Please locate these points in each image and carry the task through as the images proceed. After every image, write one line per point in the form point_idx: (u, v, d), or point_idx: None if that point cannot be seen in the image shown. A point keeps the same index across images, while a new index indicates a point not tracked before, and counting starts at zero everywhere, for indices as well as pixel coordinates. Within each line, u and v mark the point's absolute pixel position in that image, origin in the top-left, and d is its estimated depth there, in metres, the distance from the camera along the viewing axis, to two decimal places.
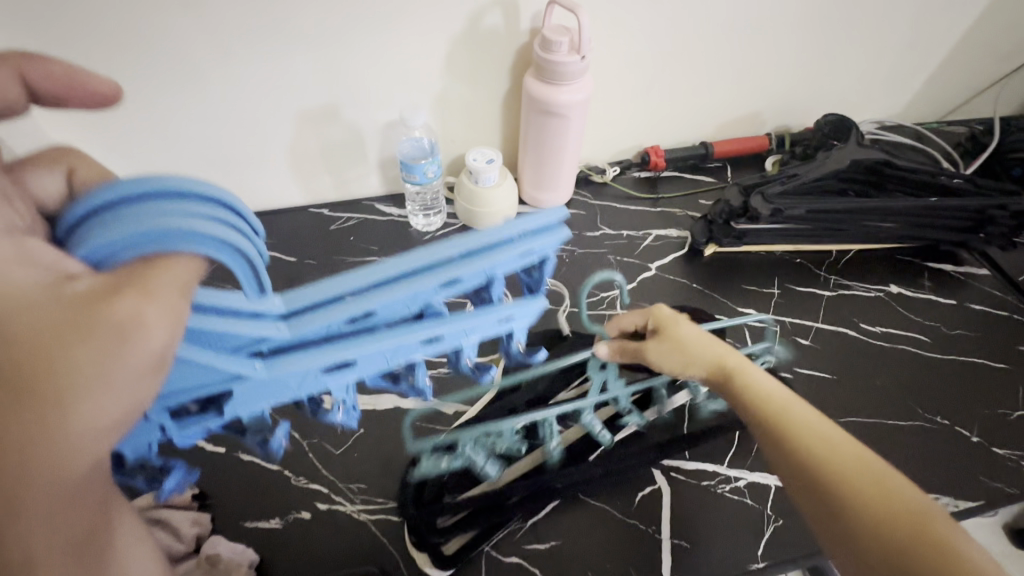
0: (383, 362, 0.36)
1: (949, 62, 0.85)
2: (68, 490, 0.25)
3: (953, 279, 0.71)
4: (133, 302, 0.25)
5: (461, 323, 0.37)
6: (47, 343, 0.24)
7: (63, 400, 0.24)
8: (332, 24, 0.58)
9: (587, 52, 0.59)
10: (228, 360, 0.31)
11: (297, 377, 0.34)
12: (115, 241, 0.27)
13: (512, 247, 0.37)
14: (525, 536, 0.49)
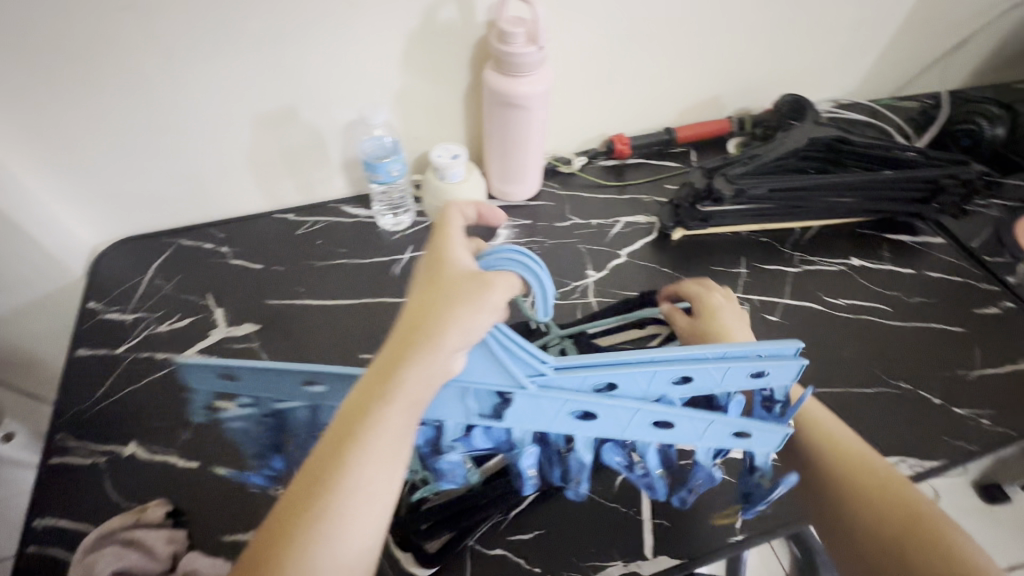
0: (617, 424, 0.43)
1: (898, 39, 0.87)
2: (389, 432, 0.36)
3: (910, 249, 0.74)
4: (489, 286, 0.40)
5: (695, 418, 0.43)
6: (431, 305, 0.39)
7: (427, 350, 0.38)
8: (284, 26, 0.57)
9: (543, 42, 0.59)
10: (526, 371, 0.41)
11: (549, 410, 0.42)
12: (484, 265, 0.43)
13: (751, 362, 0.42)
14: (508, 528, 0.49)
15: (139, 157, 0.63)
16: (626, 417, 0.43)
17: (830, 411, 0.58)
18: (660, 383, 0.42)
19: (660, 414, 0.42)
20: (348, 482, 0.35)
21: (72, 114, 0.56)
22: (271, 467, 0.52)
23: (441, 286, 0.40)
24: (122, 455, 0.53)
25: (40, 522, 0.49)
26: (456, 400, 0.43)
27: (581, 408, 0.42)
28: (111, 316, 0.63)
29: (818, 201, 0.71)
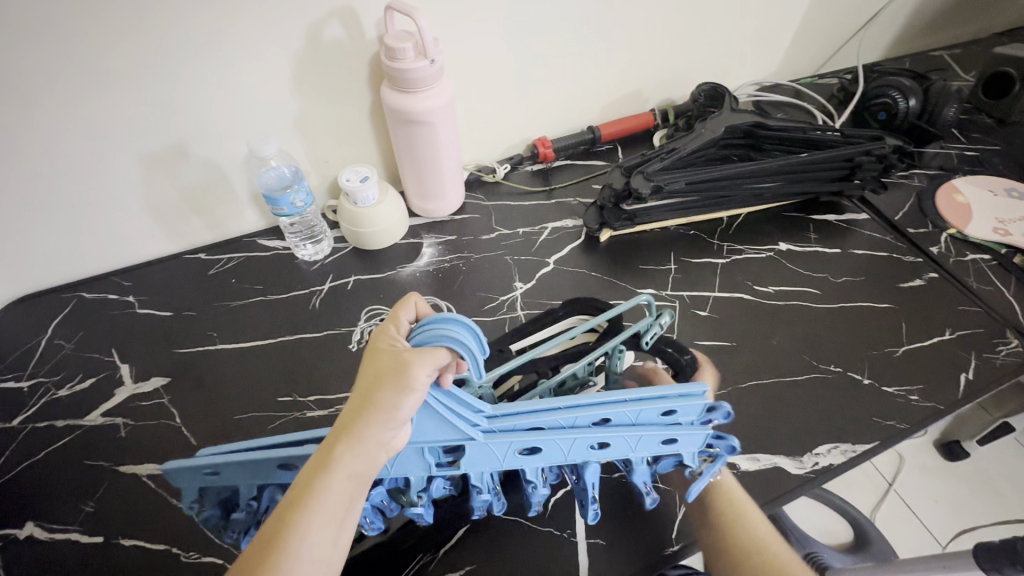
0: (558, 454, 0.40)
1: (810, 17, 0.87)
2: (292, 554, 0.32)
3: (837, 228, 0.74)
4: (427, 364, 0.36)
5: (630, 441, 0.40)
6: (357, 401, 0.36)
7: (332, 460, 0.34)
8: (156, 60, 0.53)
9: (435, 54, 0.57)
10: (466, 422, 0.39)
11: (496, 452, 0.39)
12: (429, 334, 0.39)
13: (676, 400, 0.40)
14: (438, 567, 0.47)
15: (18, 212, 0.58)
16: (566, 450, 0.40)
17: (762, 403, 0.57)
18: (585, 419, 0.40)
19: (594, 440, 0.39)
20: None
21: None
22: (184, 532, 0.49)
23: (383, 358, 0.37)
24: (18, 538, 0.49)
25: None
26: (413, 457, 0.40)
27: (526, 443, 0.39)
28: (5, 385, 0.60)
29: (741, 189, 0.70)
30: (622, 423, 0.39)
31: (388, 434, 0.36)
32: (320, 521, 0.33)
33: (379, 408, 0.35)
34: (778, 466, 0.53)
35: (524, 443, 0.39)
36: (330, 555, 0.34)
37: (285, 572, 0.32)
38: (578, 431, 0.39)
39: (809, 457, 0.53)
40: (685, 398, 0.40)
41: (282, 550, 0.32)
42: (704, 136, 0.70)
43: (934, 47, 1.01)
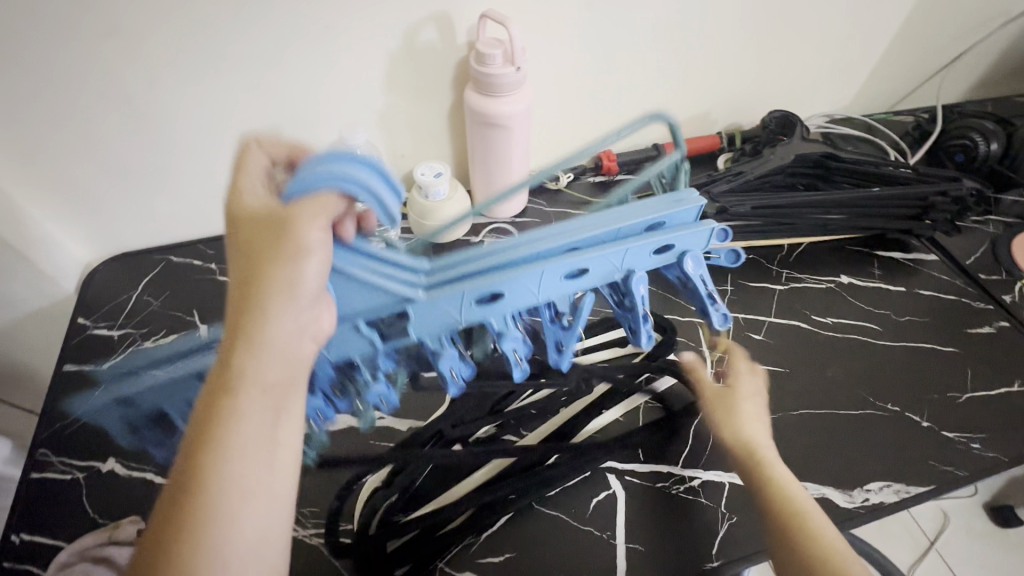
0: (531, 294, 0.39)
1: (891, 53, 0.86)
2: (237, 461, 0.30)
3: (903, 266, 0.72)
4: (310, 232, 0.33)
5: (615, 258, 0.39)
6: (241, 290, 0.33)
7: (257, 355, 0.32)
8: (270, 49, 0.58)
9: (521, 62, 0.60)
10: (402, 281, 0.38)
11: (450, 307, 0.39)
12: (310, 180, 0.34)
13: (653, 223, 0.40)
14: (479, 550, 0.49)
15: (128, 176, 0.63)
16: (548, 282, 0.39)
17: (813, 433, 0.56)
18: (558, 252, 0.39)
19: (568, 266, 0.38)
20: (191, 534, 0.28)
21: (64, 137, 0.58)
22: None
23: (269, 239, 0.33)
24: (101, 471, 0.54)
25: (18, 538, 0.49)
26: (352, 336, 0.39)
27: (490, 289, 0.38)
28: (98, 332, 0.65)
29: (806, 219, 0.70)
30: (597, 243, 0.39)
31: (297, 321, 0.33)
32: (247, 446, 0.31)
33: (281, 291, 0.32)
34: (826, 496, 0.52)
35: (478, 288, 0.38)
36: (276, 475, 0.32)
37: (228, 515, 0.29)
38: (573, 242, 0.39)
39: (860, 492, 0.52)
40: (598, 236, 0.39)
41: (210, 492, 0.29)
42: (774, 162, 0.70)
43: (1022, 94, 0.98)
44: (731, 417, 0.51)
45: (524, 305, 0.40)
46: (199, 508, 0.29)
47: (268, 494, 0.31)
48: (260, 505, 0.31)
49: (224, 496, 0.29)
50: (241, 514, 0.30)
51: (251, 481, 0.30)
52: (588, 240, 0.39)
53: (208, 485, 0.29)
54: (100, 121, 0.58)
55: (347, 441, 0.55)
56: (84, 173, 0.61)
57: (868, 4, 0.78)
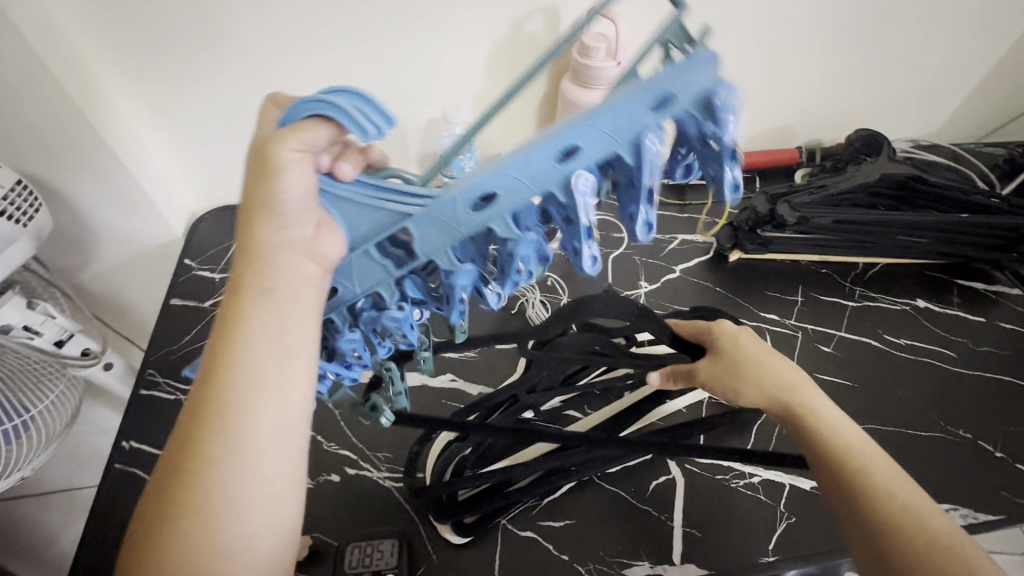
0: (525, 190, 0.30)
1: (991, 81, 0.83)
2: (242, 365, 0.32)
3: (983, 297, 0.71)
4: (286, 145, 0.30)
5: (610, 125, 0.29)
6: (245, 204, 0.32)
7: (264, 265, 0.32)
8: (387, 30, 0.62)
9: (623, 58, 0.63)
10: (398, 199, 0.33)
11: (443, 216, 0.32)
12: (294, 109, 0.31)
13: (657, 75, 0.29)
14: (541, 513, 0.51)
15: (243, 135, 0.69)
16: (535, 170, 0.30)
17: (879, 448, 0.56)
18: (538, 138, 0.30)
19: (546, 149, 0.29)
20: (213, 424, 0.31)
21: (198, 94, 0.64)
22: (327, 425, 0.56)
23: (257, 155, 0.31)
24: None
25: (127, 445, 0.55)
26: (370, 265, 0.35)
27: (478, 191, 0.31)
28: (201, 274, 0.71)
29: (882, 238, 0.69)
30: (577, 115, 0.29)
31: (288, 235, 0.32)
32: (253, 350, 0.32)
33: (263, 210, 0.31)
34: None
35: (469, 188, 0.31)
36: (284, 378, 0.33)
37: (243, 406, 0.31)
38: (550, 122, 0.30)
39: None
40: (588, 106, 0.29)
41: (223, 385, 0.32)
42: (857, 178, 0.69)
43: None
44: (764, 371, 0.44)
45: (522, 206, 0.32)
46: (218, 403, 0.31)
47: (279, 393, 0.32)
48: (267, 403, 0.32)
49: (236, 389, 0.32)
50: (253, 407, 0.32)
51: (262, 379, 0.32)
52: (577, 115, 0.29)
53: (221, 380, 0.32)
54: (230, 83, 0.64)
55: (419, 397, 0.59)
56: (209, 129, 0.67)
57: (972, 29, 0.76)
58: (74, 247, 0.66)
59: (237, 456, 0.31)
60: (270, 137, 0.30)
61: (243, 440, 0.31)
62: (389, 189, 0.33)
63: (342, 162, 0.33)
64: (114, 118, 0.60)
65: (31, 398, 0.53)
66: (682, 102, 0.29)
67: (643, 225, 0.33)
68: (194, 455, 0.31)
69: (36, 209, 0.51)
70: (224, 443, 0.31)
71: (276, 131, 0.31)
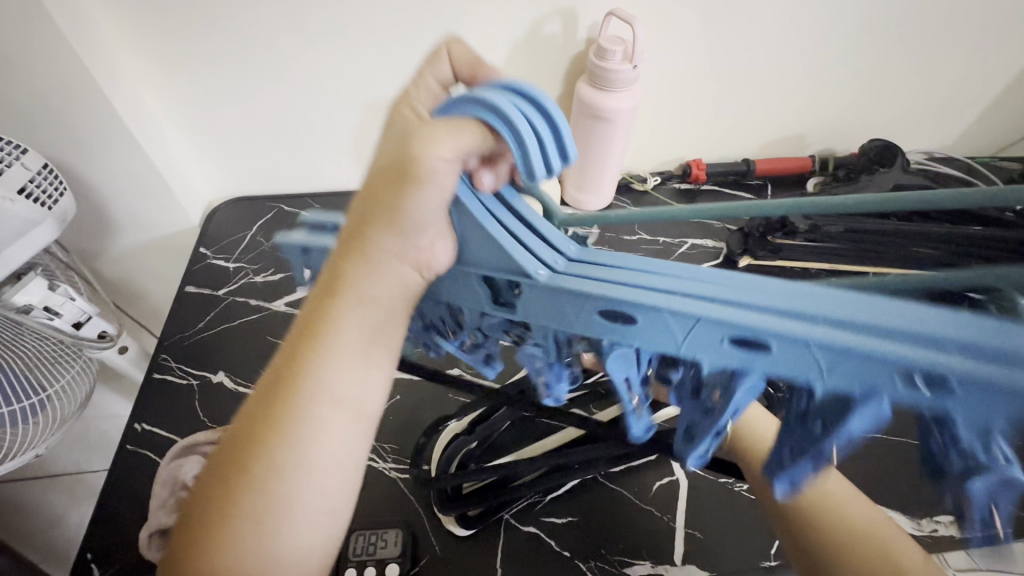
0: (679, 341, 0.26)
1: (1008, 95, 0.83)
2: (322, 379, 0.31)
3: None
4: (437, 156, 0.27)
5: (879, 342, 0.22)
6: (362, 199, 0.30)
7: (355, 266, 0.30)
8: (407, 28, 0.63)
9: (639, 61, 0.63)
10: (525, 253, 0.29)
11: (557, 309, 0.29)
12: (460, 103, 0.29)
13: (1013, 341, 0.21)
14: (544, 509, 0.51)
15: (262, 127, 0.70)
16: (706, 340, 0.26)
17: (884, 458, 0.56)
18: (756, 305, 0.25)
19: (743, 324, 0.24)
20: (284, 433, 0.30)
21: (220, 87, 0.65)
22: None
23: (394, 155, 0.28)
24: (211, 381, 0.60)
25: (139, 427, 0.56)
26: (460, 287, 0.32)
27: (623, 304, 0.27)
28: (216, 263, 0.72)
29: (894, 249, 0.67)
30: (831, 309, 0.23)
31: (397, 245, 0.30)
32: (337, 361, 0.31)
33: (387, 219, 0.29)
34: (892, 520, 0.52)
35: (610, 299, 0.27)
36: (363, 392, 0.32)
37: (314, 418, 0.30)
38: (804, 307, 0.24)
39: (929, 522, 0.52)
40: (877, 320, 0.23)
41: (300, 392, 0.30)
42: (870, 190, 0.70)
43: None
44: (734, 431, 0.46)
45: (655, 346, 0.27)
46: (293, 413, 0.30)
47: (352, 411, 0.31)
48: (342, 417, 0.31)
49: (313, 401, 0.30)
50: (326, 422, 0.31)
51: (343, 392, 0.31)
52: (842, 320, 0.23)
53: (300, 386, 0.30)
54: (252, 77, 0.65)
55: (426, 391, 0.59)
56: (229, 121, 0.68)
57: (990, 43, 0.76)
58: (94, 232, 0.67)
59: (298, 472, 0.30)
60: (420, 132, 0.28)
61: (309, 455, 0.30)
62: (511, 241, 0.30)
63: (489, 171, 0.31)
64: (136, 106, 0.62)
65: (48, 377, 0.55)
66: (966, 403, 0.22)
67: (696, 455, 0.31)
68: (256, 456, 0.30)
69: (61, 192, 0.52)
70: (291, 456, 0.30)
71: (428, 120, 0.28)
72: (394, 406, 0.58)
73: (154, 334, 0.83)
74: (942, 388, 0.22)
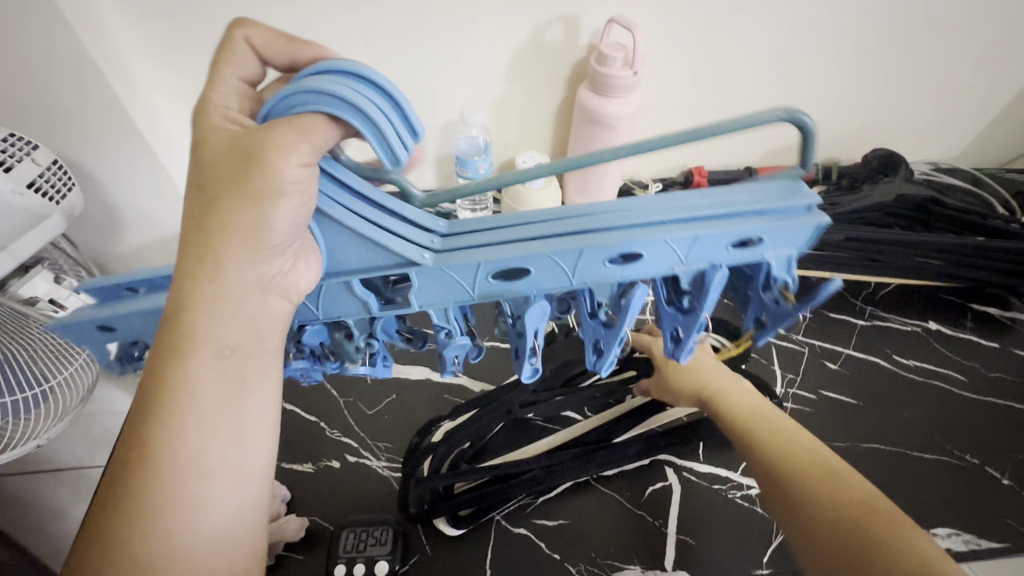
0: (564, 278, 0.31)
1: (1014, 105, 0.82)
2: (187, 454, 0.29)
3: (997, 322, 0.70)
4: (291, 164, 0.26)
5: (689, 230, 0.30)
6: (204, 226, 0.28)
7: (209, 317, 0.29)
8: (410, 32, 0.64)
9: (639, 68, 0.63)
10: (409, 242, 0.30)
11: (455, 283, 0.31)
12: (281, 101, 0.28)
13: (765, 217, 0.31)
14: (535, 511, 0.51)
15: None
16: (590, 267, 0.31)
17: (881, 468, 0.56)
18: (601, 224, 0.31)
19: (619, 247, 0.30)
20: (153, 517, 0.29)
21: None
22: (332, 412, 0.58)
23: (241, 161, 0.27)
24: None
25: None
26: (343, 294, 0.32)
27: (507, 265, 0.30)
28: None
29: (898, 257, 0.68)
30: (654, 225, 0.30)
31: (259, 272, 0.29)
32: (201, 431, 0.29)
33: (239, 238, 0.28)
34: None
35: (492, 262, 0.30)
36: (243, 456, 0.31)
37: (186, 494, 0.29)
38: (656, 220, 0.31)
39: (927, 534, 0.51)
40: (686, 213, 0.31)
41: (161, 469, 0.29)
42: (873, 198, 0.70)
43: None
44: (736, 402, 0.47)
45: (547, 286, 0.32)
46: (159, 493, 0.29)
47: (231, 477, 0.30)
48: (220, 486, 0.30)
49: (180, 472, 0.29)
50: (200, 492, 0.30)
51: (213, 461, 0.30)
52: (660, 219, 0.31)
53: (159, 469, 0.29)
54: None
55: (422, 391, 0.59)
56: None
57: (997, 54, 0.76)
58: (100, 228, 0.68)
59: (179, 557, 0.29)
60: (268, 143, 0.26)
61: (185, 536, 0.29)
62: (390, 233, 0.30)
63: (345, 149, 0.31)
64: (144, 107, 0.63)
65: (51, 368, 0.56)
66: (766, 250, 0.32)
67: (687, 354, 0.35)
68: (118, 553, 0.28)
69: (69, 188, 0.53)
70: (164, 540, 0.29)
71: (267, 129, 0.27)
72: (390, 405, 0.58)
73: None
74: (739, 248, 0.31)
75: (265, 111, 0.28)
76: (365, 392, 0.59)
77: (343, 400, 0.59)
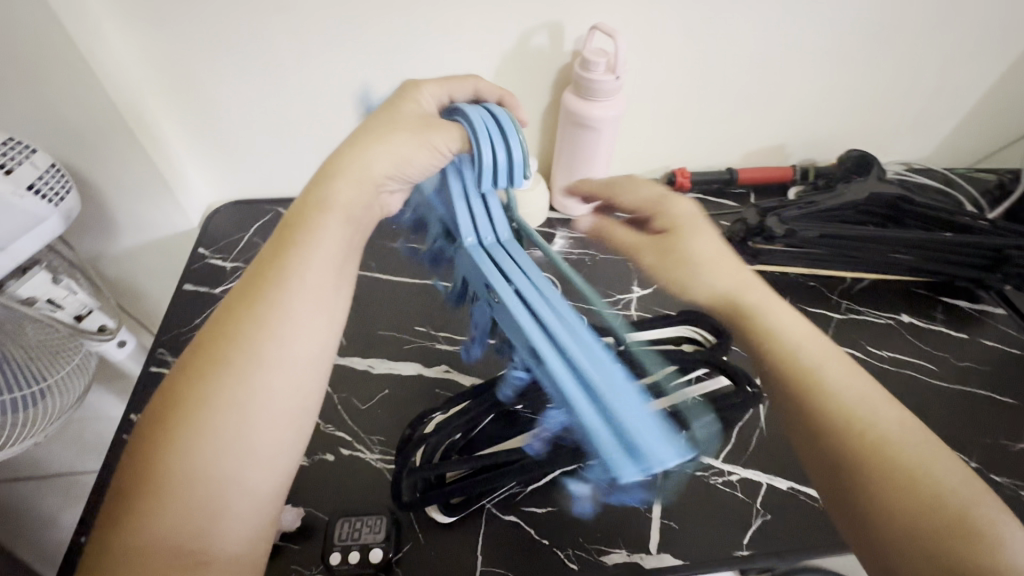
0: (511, 328, 0.45)
1: (981, 107, 0.86)
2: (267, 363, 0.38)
3: (967, 315, 0.73)
4: (443, 136, 0.45)
5: (598, 392, 0.40)
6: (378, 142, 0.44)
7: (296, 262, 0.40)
8: (399, 38, 0.66)
9: (621, 72, 0.66)
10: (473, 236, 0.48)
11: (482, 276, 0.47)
12: (470, 113, 0.46)
13: (644, 447, 0.39)
14: (525, 499, 0.53)
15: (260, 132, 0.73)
16: (515, 333, 0.45)
17: None
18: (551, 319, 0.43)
19: (534, 344, 0.42)
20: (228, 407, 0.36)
21: (220, 92, 0.68)
22: (326, 408, 0.59)
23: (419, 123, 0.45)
24: None
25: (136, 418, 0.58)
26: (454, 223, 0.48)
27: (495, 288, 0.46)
28: (214, 262, 0.74)
29: (871, 253, 0.71)
30: (584, 364, 0.41)
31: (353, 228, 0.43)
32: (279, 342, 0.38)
33: (348, 209, 0.43)
34: None
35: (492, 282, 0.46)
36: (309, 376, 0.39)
37: (257, 395, 0.37)
38: (581, 370, 0.41)
39: None
40: (594, 390, 0.40)
41: (243, 369, 0.37)
42: (847, 197, 0.72)
43: None
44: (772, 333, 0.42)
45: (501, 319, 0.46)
46: (237, 388, 0.37)
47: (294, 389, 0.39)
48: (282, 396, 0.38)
49: (255, 374, 0.37)
50: (269, 397, 0.37)
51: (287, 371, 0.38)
52: (585, 379, 0.41)
53: (240, 370, 0.37)
54: (251, 82, 0.67)
55: (414, 386, 0.61)
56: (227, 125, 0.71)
57: (963, 58, 0.79)
58: (96, 231, 0.69)
59: (237, 447, 0.36)
60: (442, 129, 0.45)
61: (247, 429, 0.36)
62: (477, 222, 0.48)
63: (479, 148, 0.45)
64: (141, 113, 0.64)
65: (47, 368, 0.56)
66: (639, 465, 0.40)
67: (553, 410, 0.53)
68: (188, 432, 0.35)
69: (66, 190, 0.54)
70: (228, 429, 0.36)
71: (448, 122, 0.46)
72: (383, 399, 0.60)
73: (152, 332, 0.85)
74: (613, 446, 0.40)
75: (455, 112, 0.48)
76: (359, 387, 0.61)
77: (337, 396, 0.60)
